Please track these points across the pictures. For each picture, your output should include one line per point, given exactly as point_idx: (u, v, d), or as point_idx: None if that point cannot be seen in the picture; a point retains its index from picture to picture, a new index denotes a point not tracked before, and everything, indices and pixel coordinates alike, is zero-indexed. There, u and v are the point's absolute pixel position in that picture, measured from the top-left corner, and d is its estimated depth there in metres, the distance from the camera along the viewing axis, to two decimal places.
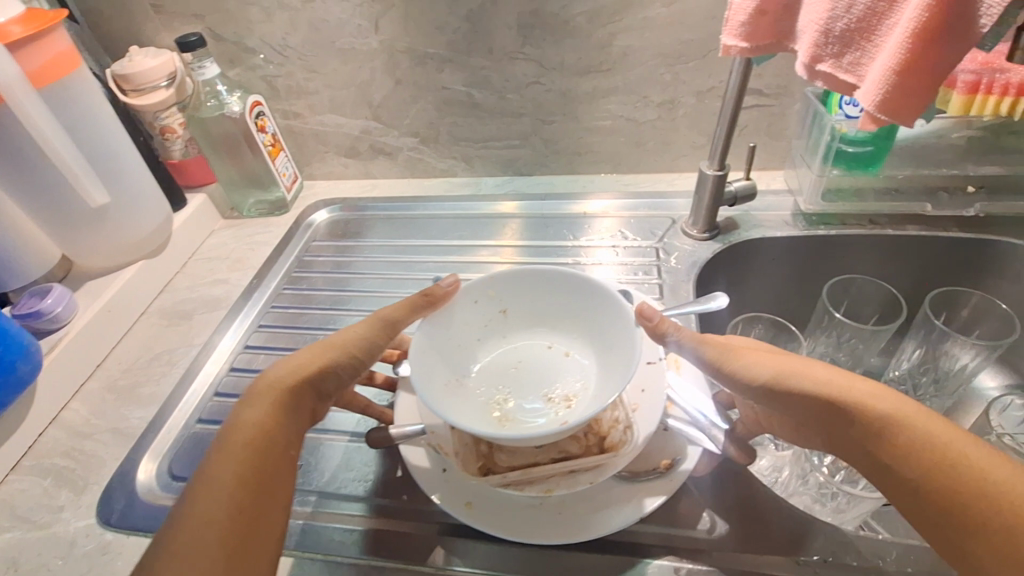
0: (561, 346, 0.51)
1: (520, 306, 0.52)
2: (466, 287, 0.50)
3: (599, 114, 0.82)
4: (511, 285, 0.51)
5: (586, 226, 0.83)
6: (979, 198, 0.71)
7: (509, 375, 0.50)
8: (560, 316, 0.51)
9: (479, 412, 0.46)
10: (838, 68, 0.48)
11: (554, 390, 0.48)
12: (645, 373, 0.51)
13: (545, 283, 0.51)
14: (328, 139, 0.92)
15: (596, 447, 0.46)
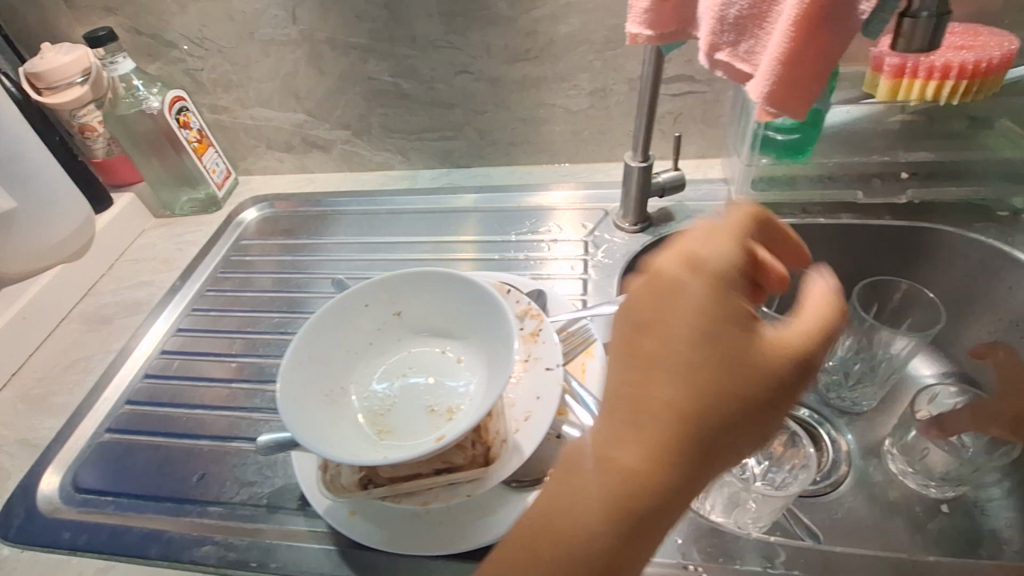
0: (454, 352, 0.50)
1: (415, 310, 0.51)
2: (354, 293, 0.49)
3: (531, 103, 0.80)
4: (404, 290, 0.50)
5: (520, 220, 0.80)
6: (912, 184, 0.69)
7: (399, 383, 0.49)
8: (453, 321, 0.50)
9: (359, 423, 0.45)
10: (734, 57, 0.46)
11: (439, 399, 0.47)
12: (541, 379, 0.51)
13: (437, 287, 0.50)
14: (259, 133, 0.90)
15: (480, 457, 0.46)
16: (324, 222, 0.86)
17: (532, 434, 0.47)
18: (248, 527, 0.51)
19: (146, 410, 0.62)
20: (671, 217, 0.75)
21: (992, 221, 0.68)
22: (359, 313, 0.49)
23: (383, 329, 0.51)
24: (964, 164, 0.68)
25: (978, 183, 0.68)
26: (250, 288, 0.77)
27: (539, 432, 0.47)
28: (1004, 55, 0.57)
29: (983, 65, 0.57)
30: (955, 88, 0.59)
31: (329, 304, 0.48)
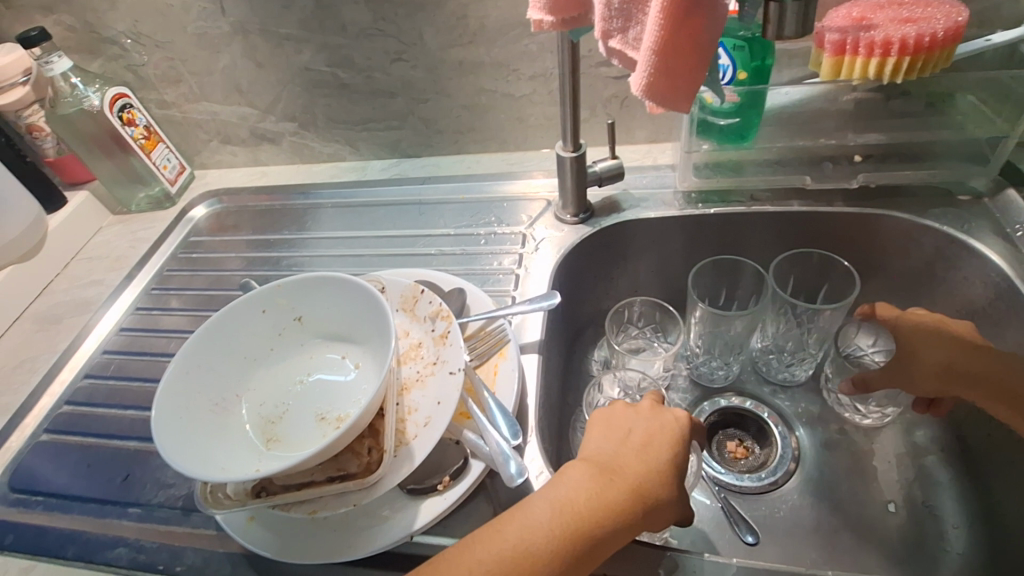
0: (353, 357, 0.49)
1: (314, 315, 0.50)
2: (248, 300, 0.48)
3: (472, 90, 0.77)
4: (300, 294, 0.49)
5: (464, 212, 0.79)
6: (864, 168, 0.65)
7: (296, 390, 0.48)
8: (351, 327, 0.49)
9: (248, 433, 0.45)
10: (625, 45, 0.42)
11: (334, 408, 0.47)
12: (443, 384, 0.49)
13: (333, 291, 0.48)
14: (209, 127, 0.89)
15: (374, 465, 0.45)
16: (273, 217, 0.86)
17: (428, 441, 0.46)
18: (161, 529, 0.52)
19: (83, 410, 0.64)
20: (617, 206, 0.72)
21: (949, 206, 0.63)
22: (255, 319, 0.48)
23: (283, 335, 0.50)
24: (921, 146, 0.64)
25: (935, 165, 0.64)
26: (194, 286, 0.77)
27: (432, 438, 0.46)
28: (949, 29, 0.53)
29: (926, 39, 0.53)
30: (898, 64, 0.54)
31: (222, 311, 0.47)
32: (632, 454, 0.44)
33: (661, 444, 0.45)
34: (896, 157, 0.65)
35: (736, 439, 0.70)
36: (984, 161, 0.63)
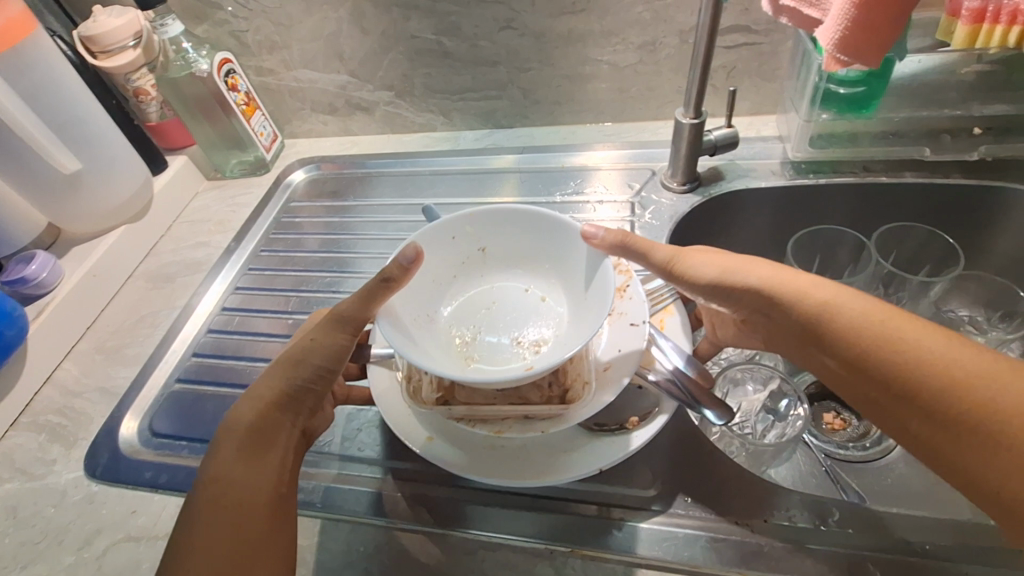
0: (538, 293, 0.52)
1: (498, 245, 0.53)
2: (444, 224, 0.51)
3: (577, 60, 0.77)
4: (498, 221, 0.52)
5: (564, 180, 0.79)
6: (986, 140, 0.64)
7: (483, 315, 0.52)
8: (539, 261, 0.52)
9: (446, 348, 0.49)
10: (800, 3, 0.44)
11: (525, 335, 0.50)
12: (624, 332, 0.51)
13: (533, 225, 0.51)
14: (304, 95, 0.91)
15: (557, 398, 0.46)
16: (368, 184, 0.87)
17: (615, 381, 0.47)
18: (309, 473, 0.54)
19: (212, 362, 0.66)
20: (724, 176, 0.73)
21: None
22: (452, 243, 0.52)
23: (466, 263, 0.54)
24: None
25: None
26: (303, 248, 0.79)
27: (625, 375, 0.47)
28: None
29: None
30: None
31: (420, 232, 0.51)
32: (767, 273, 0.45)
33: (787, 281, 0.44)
34: (1014, 132, 0.64)
35: (833, 412, 0.70)
36: None
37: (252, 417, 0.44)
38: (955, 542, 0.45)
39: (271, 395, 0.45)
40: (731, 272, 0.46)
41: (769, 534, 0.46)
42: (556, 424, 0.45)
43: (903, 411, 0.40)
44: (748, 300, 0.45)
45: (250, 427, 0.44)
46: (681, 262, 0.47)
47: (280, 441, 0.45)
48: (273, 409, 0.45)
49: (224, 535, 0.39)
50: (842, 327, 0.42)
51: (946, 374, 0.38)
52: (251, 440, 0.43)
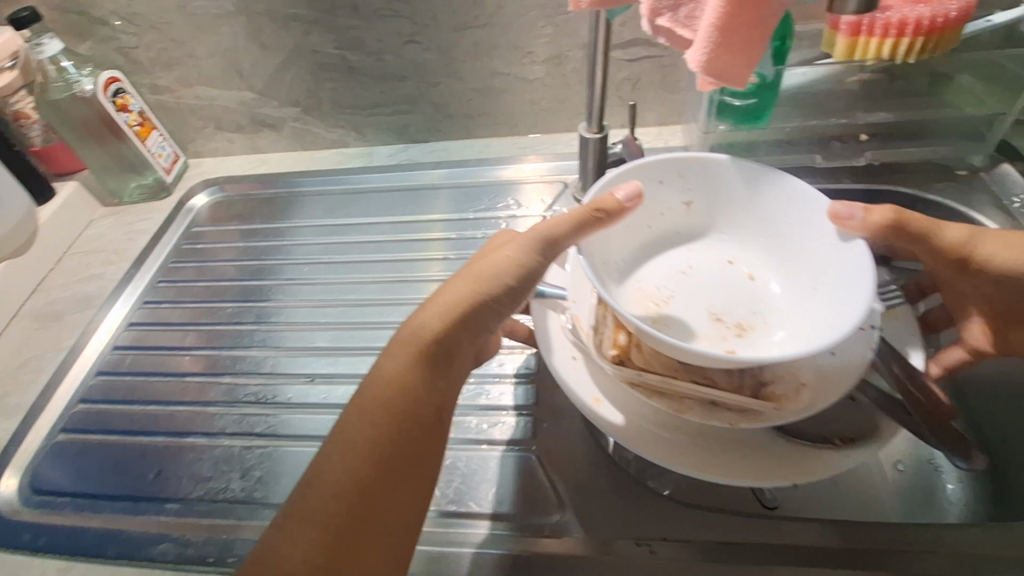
0: (743, 264, 0.54)
1: (705, 203, 0.54)
2: (644, 169, 0.51)
3: (484, 74, 0.76)
4: (703, 182, 0.53)
5: (477, 197, 0.78)
6: (871, 146, 0.68)
7: (707, 279, 0.54)
8: (750, 233, 0.54)
9: (636, 305, 0.51)
10: (675, 23, 0.43)
11: (727, 314, 0.51)
12: (736, 309, 0.51)
13: (792, 201, 0.49)
14: (205, 114, 0.86)
15: (751, 390, 0.43)
16: (276, 206, 0.83)
17: (829, 385, 0.43)
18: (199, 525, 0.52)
19: (101, 408, 0.62)
20: None
21: (948, 181, 0.67)
22: (655, 194, 0.53)
23: (671, 214, 0.55)
24: (923, 123, 0.67)
25: (935, 142, 0.67)
26: (205, 277, 0.75)
27: (845, 382, 0.42)
28: (960, 9, 0.56)
29: (939, 20, 0.56)
30: (912, 44, 0.57)
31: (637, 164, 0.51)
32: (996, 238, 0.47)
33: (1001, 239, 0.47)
34: (900, 136, 0.68)
35: None
36: (979, 138, 0.67)
37: (390, 396, 0.40)
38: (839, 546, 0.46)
39: (409, 363, 0.41)
40: (981, 233, 0.47)
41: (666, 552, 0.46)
42: (749, 419, 0.42)
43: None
44: (999, 279, 0.48)
45: (378, 425, 0.39)
46: (944, 230, 0.47)
47: (447, 402, 0.42)
48: (435, 371, 0.41)
49: (352, 495, 0.37)
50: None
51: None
52: (390, 426, 0.39)
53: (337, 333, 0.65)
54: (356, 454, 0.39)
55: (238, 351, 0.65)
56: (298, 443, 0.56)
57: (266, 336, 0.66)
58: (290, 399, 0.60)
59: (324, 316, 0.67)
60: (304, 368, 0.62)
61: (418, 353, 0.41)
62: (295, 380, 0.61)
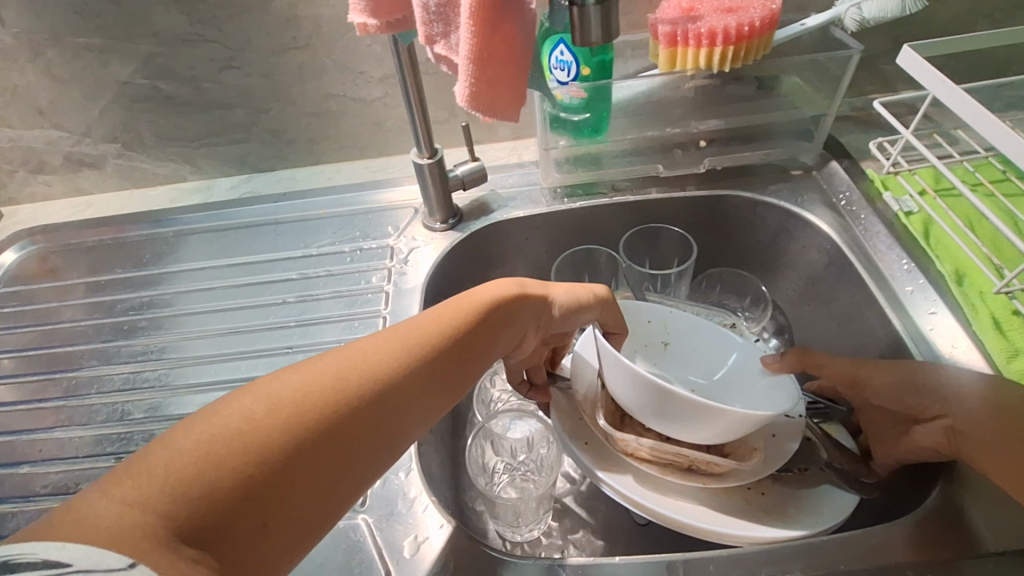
0: (703, 395, 0.55)
1: (682, 345, 0.58)
2: (648, 308, 0.58)
3: (319, 96, 0.71)
4: (685, 330, 0.58)
5: (323, 231, 0.72)
6: (710, 152, 0.69)
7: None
8: (713, 374, 0.57)
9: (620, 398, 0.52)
10: (450, 51, 0.41)
11: None
12: None
13: (723, 343, 0.57)
14: (11, 157, 0.76)
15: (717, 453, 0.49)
16: (101, 255, 0.74)
17: (773, 455, 0.49)
18: None
19: None
20: (486, 208, 0.70)
21: (785, 181, 0.69)
22: (643, 330, 0.58)
23: (649, 351, 0.58)
24: (758, 127, 0.68)
25: (771, 144, 0.68)
26: (13, 345, 0.66)
27: (783, 454, 0.48)
28: (764, 17, 0.56)
29: (745, 28, 0.55)
30: (724, 54, 0.57)
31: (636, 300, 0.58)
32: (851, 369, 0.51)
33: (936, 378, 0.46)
34: (737, 139, 0.68)
35: None
36: (810, 137, 0.68)
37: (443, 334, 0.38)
38: None
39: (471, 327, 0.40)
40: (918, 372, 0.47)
41: None
42: (717, 480, 0.47)
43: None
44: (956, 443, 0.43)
45: (419, 345, 0.37)
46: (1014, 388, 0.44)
47: (455, 385, 0.38)
48: (464, 337, 0.39)
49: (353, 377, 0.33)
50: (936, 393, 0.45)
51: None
52: (410, 359, 0.36)
53: (158, 401, 0.58)
54: (356, 368, 0.33)
55: (42, 433, 0.57)
56: None
57: (77, 413, 0.58)
58: None
59: (146, 381, 0.60)
60: (118, 446, 0.55)
61: (478, 319, 0.40)
62: (105, 462, 0.54)
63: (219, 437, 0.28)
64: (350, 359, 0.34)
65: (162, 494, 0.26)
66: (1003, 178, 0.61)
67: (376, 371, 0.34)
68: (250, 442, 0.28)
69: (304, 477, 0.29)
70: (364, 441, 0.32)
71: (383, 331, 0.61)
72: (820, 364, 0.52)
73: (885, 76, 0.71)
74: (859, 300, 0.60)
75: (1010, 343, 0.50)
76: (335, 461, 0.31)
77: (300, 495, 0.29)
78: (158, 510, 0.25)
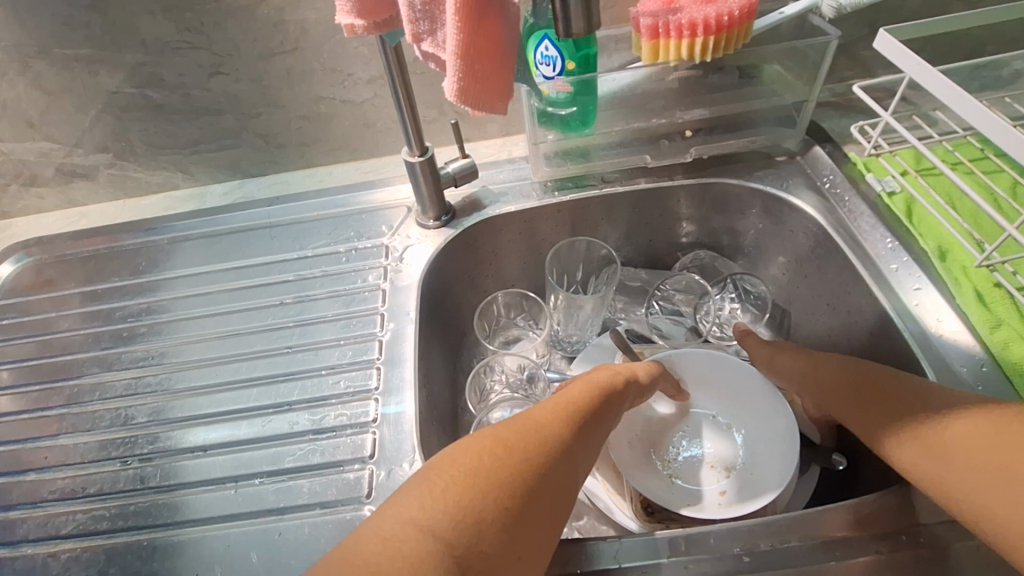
0: (724, 418, 0.61)
1: (693, 375, 0.62)
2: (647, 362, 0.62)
3: (308, 100, 0.72)
4: (688, 364, 0.62)
5: (317, 232, 0.73)
6: (696, 141, 0.70)
7: (697, 431, 0.61)
8: (729, 392, 0.62)
9: (658, 472, 0.58)
10: (437, 48, 0.42)
11: (716, 458, 0.59)
12: (726, 451, 0.59)
13: (725, 366, 0.62)
14: (2, 170, 0.76)
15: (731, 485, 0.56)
16: (97, 265, 0.75)
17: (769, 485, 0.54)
18: None
19: None
20: (478, 203, 0.71)
21: (770, 168, 0.70)
22: None
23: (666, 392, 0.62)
24: (742, 116, 0.69)
25: (754, 132, 0.70)
26: (12, 357, 0.66)
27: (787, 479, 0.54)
28: (742, 7, 0.57)
29: (725, 18, 0.57)
30: (705, 44, 0.58)
31: None
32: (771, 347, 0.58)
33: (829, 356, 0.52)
34: (722, 128, 0.70)
35: None
36: (793, 123, 0.70)
37: (595, 392, 0.43)
38: (671, 559, 0.42)
39: (614, 386, 0.45)
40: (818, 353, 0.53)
41: None
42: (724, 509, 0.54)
43: (927, 456, 0.40)
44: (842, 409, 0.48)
45: (583, 402, 0.42)
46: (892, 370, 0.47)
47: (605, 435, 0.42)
48: (608, 397, 0.43)
49: (542, 429, 0.38)
50: (807, 369, 0.52)
51: (871, 384, 0.46)
52: (581, 417, 0.40)
53: (161, 405, 0.58)
54: (546, 424, 0.39)
55: (46, 441, 0.57)
56: (115, 540, 0.49)
57: (80, 419, 0.58)
58: (104, 489, 0.52)
59: (149, 387, 0.60)
60: (122, 451, 0.55)
61: (614, 380, 0.45)
62: (110, 466, 0.54)
63: (463, 485, 0.34)
64: (540, 418, 0.39)
65: (435, 535, 0.31)
66: (982, 156, 0.63)
67: (561, 424, 0.39)
68: (490, 491, 0.34)
69: (530, 524, 0.34)
70: (564, 490, 0.37)
71: (380, 328, 0.62)
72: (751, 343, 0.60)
73: (864, 61, 0.73)
74: (845, 281, 0.61)
75: (992, 313, 0.52)
76: (550, 509, 0.35)
77: (531, 539, 0.34)
78: (433, 552, 0.30)
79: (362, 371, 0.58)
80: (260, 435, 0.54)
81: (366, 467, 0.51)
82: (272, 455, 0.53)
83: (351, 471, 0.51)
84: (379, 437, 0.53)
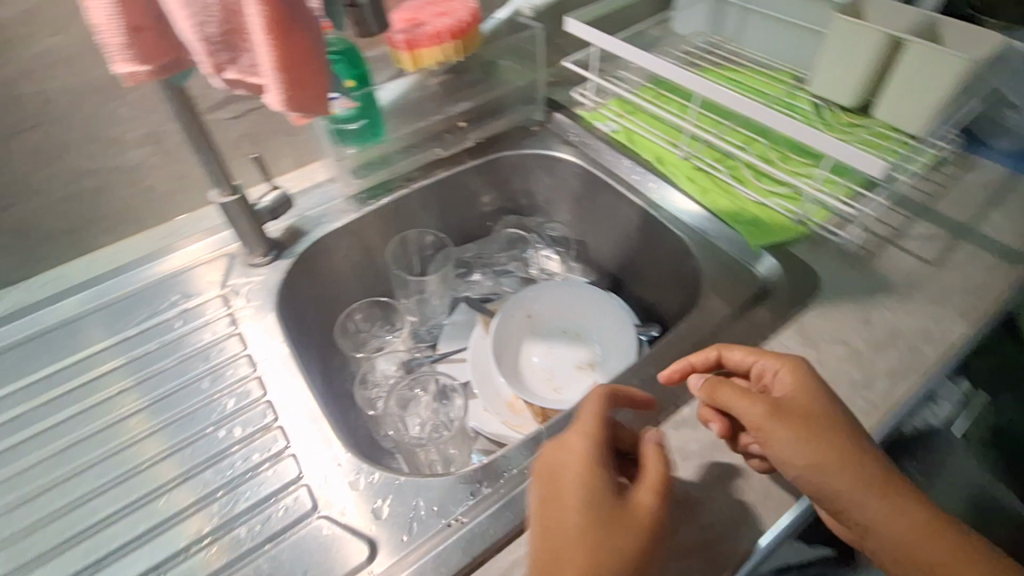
0: (572, 328, 0.76)
1: (539, 308, 0.76)
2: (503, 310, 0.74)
3: (68, 177, 0.65)
4: (533, 301, 0.76)
5: (131, 310, 0.66)
6: (470, 130, 0.84)
7: (559, 347, 0.74)
8: (569, 311, 0.77)
9: (541, 388, 0.70)
10: (244, 73, 0.46)
11: (580, 361, 0.73)
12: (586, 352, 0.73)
13: (559, 292, 0.76)
14: None
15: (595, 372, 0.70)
16: None
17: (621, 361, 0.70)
18: None
19: None
20: (301, 230, 0.73)
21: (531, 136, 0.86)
22: (509, 325, 0.74)
23: (524, 329, 0.75)
24: (498, 101, 0.85)
25: (510, 113, 0.86)
26: None
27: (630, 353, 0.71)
28: (469, 15, 0.72)
29: (462, 25, 0.71)
30: (454, 48, 0.71)
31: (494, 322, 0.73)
32: (763, 414, 0.45)
33: (847, 465, 0.43)
34: (486, 115, 0.85)
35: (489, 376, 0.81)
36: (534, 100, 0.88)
37: (574, 468, 0.43)
38: None
39: (572, 460, 0.44)
40: (822, 468, 0.43)
41: (477, 510, 0.48)
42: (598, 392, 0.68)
43: (901, 563, 0.42)
44: (856, 514, 0.43)
45: (585, 484, 0.42)
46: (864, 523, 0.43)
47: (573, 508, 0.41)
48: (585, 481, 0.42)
49: (607, 535, 0.40)
50: (870, 512, 0.42)
51: (845, 495, 0.43)
52: (579, 490, 0.41)
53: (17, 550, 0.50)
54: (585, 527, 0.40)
55: None
56: None
57: None
58: None
59: None
60: None
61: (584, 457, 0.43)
62: None
63: None
64: (568, 519, 0.40)
65: None
66: (660, 92, 0.89)
67: (592, 545, 0.39)
68: None
69: None
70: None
71: (252, 370, 0.60)
72: (743, 404, 0.46)
73: (562, 46, 0.95)
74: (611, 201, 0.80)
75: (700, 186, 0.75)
76: None
77: None
78: None
79: (254, 411, 0.57)
80: (163, 517, 0.51)
81: (300, 485, 0.52)
82: (182, 532, 0.50)
83: (287, 496, 0.51)
84: (301, 459, 0.53)
